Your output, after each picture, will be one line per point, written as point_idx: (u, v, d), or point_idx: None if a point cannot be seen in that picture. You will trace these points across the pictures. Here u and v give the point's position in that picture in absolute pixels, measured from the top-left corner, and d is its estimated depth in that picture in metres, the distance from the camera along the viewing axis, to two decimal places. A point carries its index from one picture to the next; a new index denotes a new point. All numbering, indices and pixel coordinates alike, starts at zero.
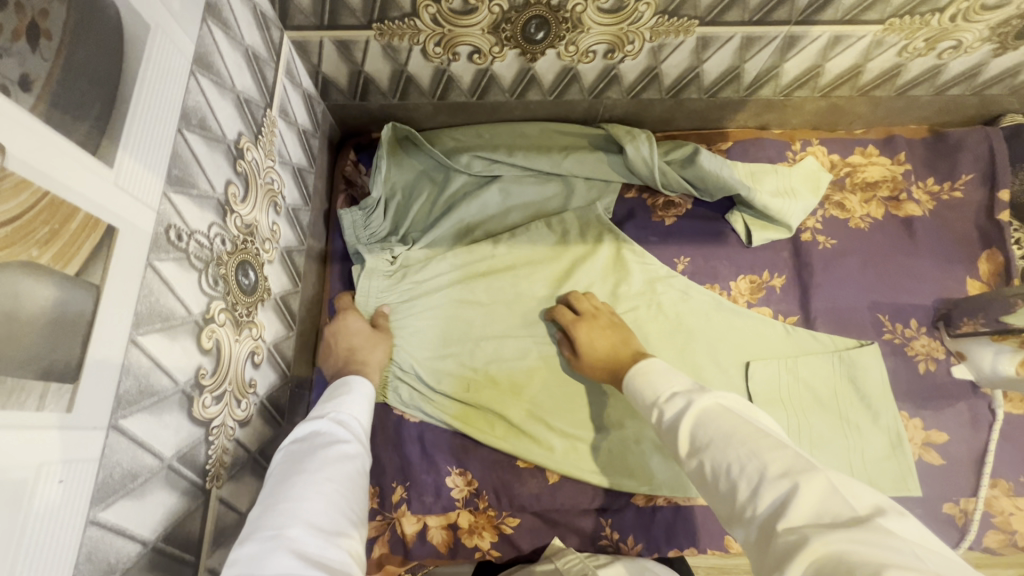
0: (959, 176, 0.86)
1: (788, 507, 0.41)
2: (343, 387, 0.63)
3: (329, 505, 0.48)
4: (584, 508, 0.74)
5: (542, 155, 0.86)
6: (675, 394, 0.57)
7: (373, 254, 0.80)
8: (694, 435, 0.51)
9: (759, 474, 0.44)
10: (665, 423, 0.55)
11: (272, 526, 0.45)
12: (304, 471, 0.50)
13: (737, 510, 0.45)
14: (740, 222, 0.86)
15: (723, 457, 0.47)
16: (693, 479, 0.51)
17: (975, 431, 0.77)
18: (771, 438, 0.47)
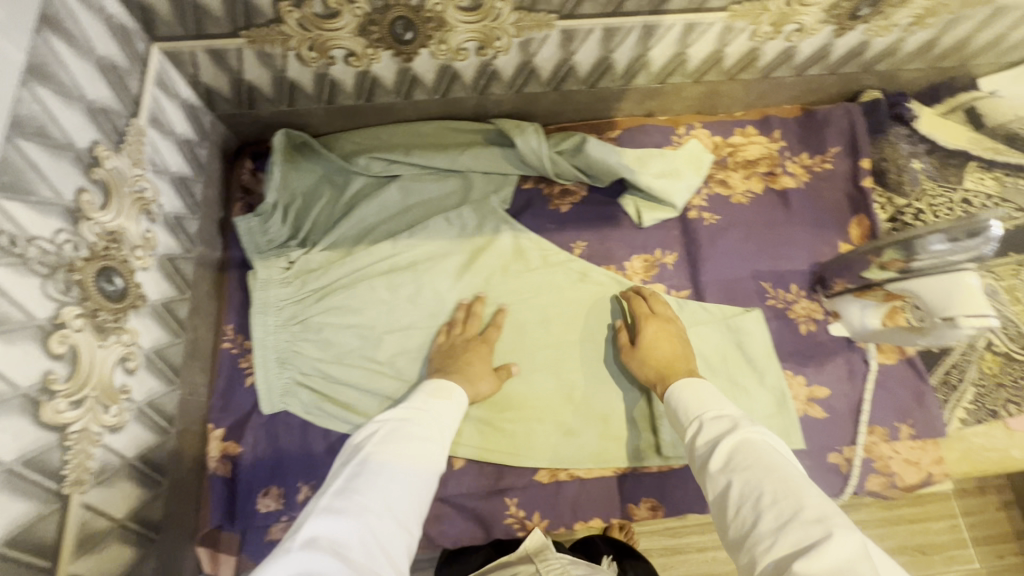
0: (828, 149, 0.92)
1: (813, 550, 0.43)
2: (446, 388, 0.69)
3: (403, 500, 0.53)
4: (490, 489, 0.76)
5: (437, 153, 0.89)
6: (722, 415, 0.59)
7: (269, 261, 0.81)
8: (730, 457, 0.54)
9: (792, 514, 0.46)
10: (703, 435, 0.58)
11: (353, 496, 0.51)
12: (388, 455, 0.56)
13: (751, 539, 0.47)
14: (631, 205, 0.90)
15: (758, 485, 0.49)
16: (711, 493, 0.54)
17: (852, 383, 0.82)
18: (809, 485, 0.49)
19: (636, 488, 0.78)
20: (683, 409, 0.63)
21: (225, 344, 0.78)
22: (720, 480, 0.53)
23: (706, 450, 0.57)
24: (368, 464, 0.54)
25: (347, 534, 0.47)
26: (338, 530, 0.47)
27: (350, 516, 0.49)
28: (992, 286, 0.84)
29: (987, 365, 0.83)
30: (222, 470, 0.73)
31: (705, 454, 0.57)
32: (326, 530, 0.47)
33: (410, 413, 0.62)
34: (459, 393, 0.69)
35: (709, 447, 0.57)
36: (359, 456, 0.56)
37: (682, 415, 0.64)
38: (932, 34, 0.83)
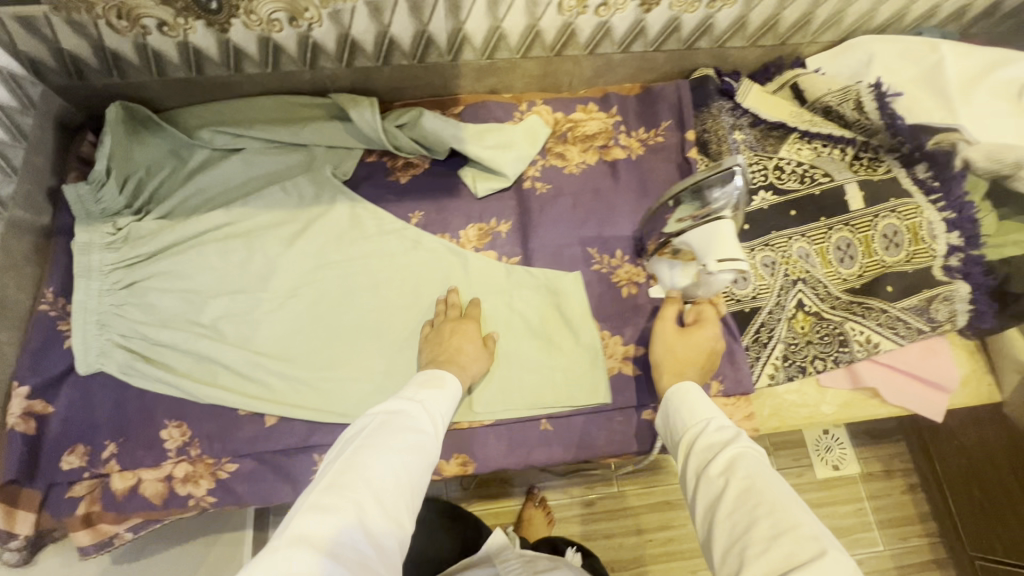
0: (661, 123, 0.96)
1: (803, 565, 0.45)
2: (439, 377, 0.69)
3: (397, 494, 0.54)
4: (300, 446, 0.77)
5: (276, 126, 0.92)
6: (723, 427, 0.61)
7: (92, 227, 0.82)
8: (733, 463, 0.56)
9: (789, 527, 0.48)
10: (704, 443, 0.61)
11: (347, 490, 0.52)
12: (378, 447, 0.56)
13: (742, 543, 0.50)
14: (468, 175, 0.93)
15: (759, 495, 0.52)
16: (703, 489, 0.57)
17: None
18: (801, 504, 0.51)
19: (448, 446, 0.79)
20: (690, 413, 0.65)
21: (42, 306, 0.79)
22: (716, 484, 0.56)
23: (703, 460, 0.59)
24: (358, 462, 0.54)
25: (348, 530, 0.48)
26: (334, 525, 0.48)
27: (347, 510, 0.50)
28: (804, 249, 0.87)
29: (799, 324, 0.85)
30: (24, 428, 0.73)
31: (704, 460, 0.60)
32: (316, 525, 0.48)
33: (404, 404, 0.63)
34: (451, 381, 0.70)
35: (709, 456, 0.59)
36: (352, 450, 0.56)
37: (680, 424, 0.66)
38: (739, 10, 0.88)
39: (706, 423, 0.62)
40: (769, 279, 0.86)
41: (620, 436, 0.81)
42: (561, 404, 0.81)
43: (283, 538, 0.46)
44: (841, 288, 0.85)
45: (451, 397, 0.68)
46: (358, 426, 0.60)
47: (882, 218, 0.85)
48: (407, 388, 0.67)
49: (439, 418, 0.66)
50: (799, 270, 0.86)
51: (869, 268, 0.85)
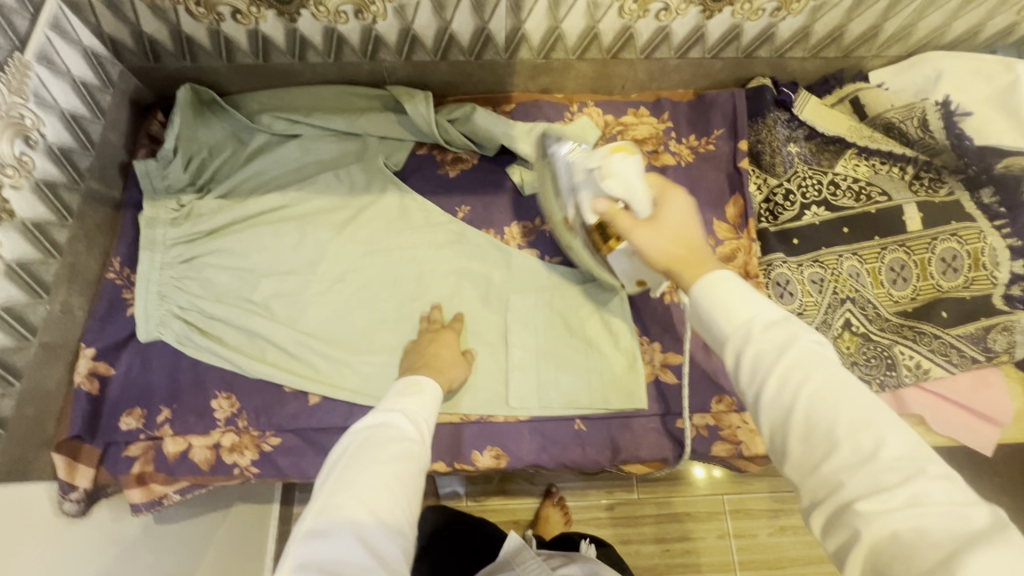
0: (713, 131, 0.95)
1: (900, 488, 0.37)
2: (416, 383, 0.69)
3: (394, 502, 0.53)
4: (340, 427, 0.80)
5: (334, 115, 0.95)
6: (773, 325, 0.46)
7: (158, 203, 0.86)
8: (794, 370, 0.44)
9: (873, 450, 0.39)
10: (749, 352, 0.46)
11: (337, 510, 0.51)
12: (363, 462, 0.55)
13: (821, 472, 0.41)
14: (517, 174, 0.94)
15: (832, 413, 0.41)
16: (761, 407, 0.45)
17: (707, 353, 0.84)
18: (879, 405, 0.42)
19: (483, 437, 0.81)
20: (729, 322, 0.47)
21: (109, 274, 0.84)
22: (780, 402, 0.44)
23: (750, 377, 0.45)
24: (341, 483, 0.54)
25: (349, 546, 0.49)
26: (332, 547, 0.48)
27: (342, 529, 0.50)
28: (854, 267, 0.85)
29: (845, 343, 0.83)
30: (89, 387, 0.78)
31: (756, 371, 0.45)
32: (317, 550, 0.48)
33: (386, 417, 0.62)
34: (429, 388, 0.70)
35: (762, 366, 0.45)
36: (338, 471, 0.56)
37: (710, 326, 0.49)
38: (803, 20, 0.86)
39: (750, 325, 0.46)
40: (817, 297, 0.84)
41: (652, 442, 0.81)
42: (597, 407, 0.81)
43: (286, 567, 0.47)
44: (891, 309, 0.84)
45: (432, 398, 0.68)
46: (341, 449, 0.59)
47: (941, 241, 0.82)
48: (388, 398, 0.66)
49: (420, 420, 0.65)
50: (848, 289, 0.84)
51: (923, 291, 0.83)
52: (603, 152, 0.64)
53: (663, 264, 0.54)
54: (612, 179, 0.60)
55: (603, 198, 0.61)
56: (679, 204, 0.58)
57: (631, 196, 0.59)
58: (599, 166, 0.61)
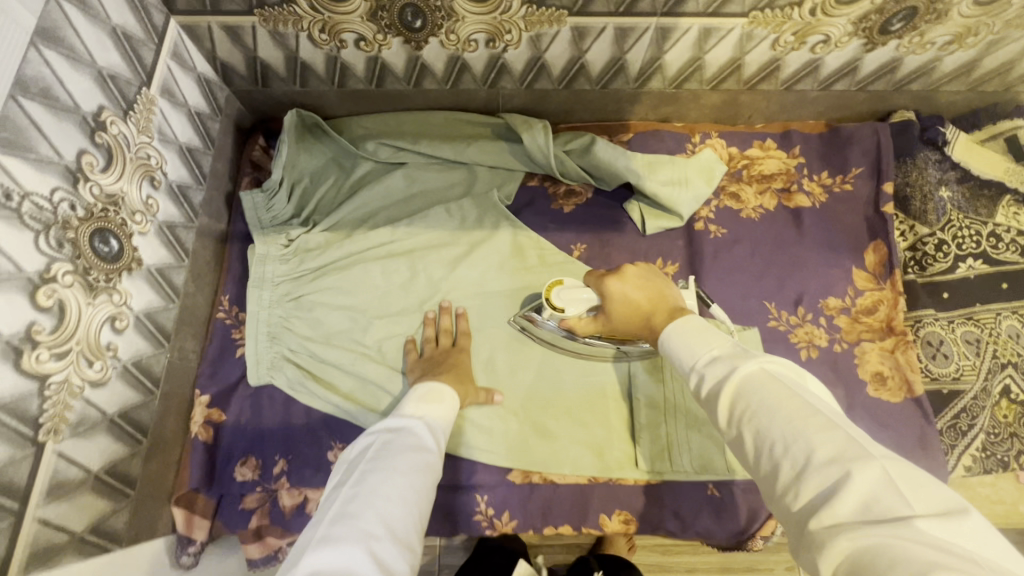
0: (850, 169, 0.88)
1: (835, 494, 0.39)
2: (437, 391, 0.68)
3: (403, 513, 0.50)
4: (461, 484, 0.77)
5: (444, 142, 0.89)
6: (715, 358, 0.54)
7: (268, 239, 0.82)
8: (734, 402, 0.50)
9: (806, 458, 0.42)
10: (703, 383, 0.54)
11: (352, 517, 0.47)
12: (382, 470, 0.52)
13: (779, 491, 0.44)
14: (636, 211, 0.89)
15: (769, 432, 0.45)
16: (735, 448, 0.50)
17: (848, 416, 0.78)
18: (817, 416, 0.45)
19: (609, 499, 0.77)
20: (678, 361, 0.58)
21: (219, 314, 0.80)
22: (732, 433, 0.49)
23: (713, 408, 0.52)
24: (360, 485, 0.51)
25: (358, 558, 0.43)
26: (342, 555, 0.43)
27: (353, 537, 0.45)
28: (1014, 328, 0.80)
29: (1002, 412, 0.79)
30: (204, 436, 0.75)
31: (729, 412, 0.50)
32: (327, 557, 0.43)
33: (402, 425, 0.60)
34: (450, 394, 0.69)
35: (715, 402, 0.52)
36: (356, 478, 0.52)
37: (677, 363, 0.59)
38: (973, 54, 0.78)
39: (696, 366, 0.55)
40: (975, 360, 0.79)
41: None
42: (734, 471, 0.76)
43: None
44: None
45: (447, 411, 0.67)
46: (358, 451, 0.56)
47: None
48: (400, 409, 0.65)
49: (439, 433, 0.63)
50: (1009, 352, 0.79)
51: None
52: (545, 300, 0.74)
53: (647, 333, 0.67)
54: (584, 295, 0.72)
55: (587, 313, 0.74)
56: (627, 281, 0.70)
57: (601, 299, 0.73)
58: (550, 310, 0.73)
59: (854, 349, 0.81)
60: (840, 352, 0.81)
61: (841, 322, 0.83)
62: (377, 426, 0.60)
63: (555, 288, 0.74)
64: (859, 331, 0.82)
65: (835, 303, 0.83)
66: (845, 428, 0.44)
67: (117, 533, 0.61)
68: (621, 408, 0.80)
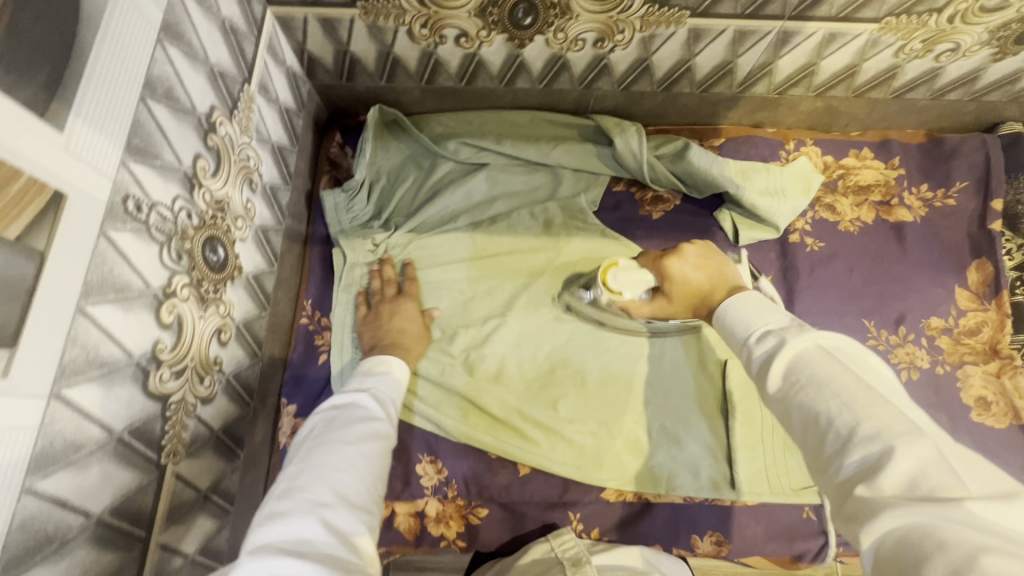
0: (954, 183, 0.85)
1: (880, 470, 0.36)
2: (383, 361, 0.64)
3: (354, 480, 0.47)
4: (553, 501, 0.74)
5: (530, 144, 0.85)
6: (770, 330, 0.47)
7: (354, 245, 0.80)
8: (783, 374, 0.44)
9: (855, 432, 0.38)
10: (747, 354, 0.47)
11: (298, 489, 0.45)
12: (327, 442, 0.50)
13: (821, 459, 0.40)
14: (728, 220, 0.85)
15: (813, 406, 0.41)
16: (774, 413, 0.45)
17: (953, 441, 0.76)
18: (871, 391, 0.40)
19: (702, 521, 0.75)
20: (730, 332, 0.50)
21: (302, 319, 0.77)
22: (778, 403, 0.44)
23: (754, 376, 0.46)
24: (304, 460, 0.48)
25: (310, 528, 0.42)
26: (292, 530, 0.42)
27: (303, 510, 0.43)
28: None
29: None
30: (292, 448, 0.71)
31: (778, 381, 0.44)
32: (276, 534, 0.41)
33: (348, 398, 0.57)
34: (398, 362, 0.65)
35: (761, 373, 0.45)
36: (302, 453, 0.50)
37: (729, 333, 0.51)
38: None
39: (747, 337, 0.48)
40: None
41: None
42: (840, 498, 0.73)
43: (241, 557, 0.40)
44: None
45: (402, 380, 0.63)
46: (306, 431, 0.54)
47: None
48: (353, 381, 0.62)
49: (390, 398, 0.60)
50: None
51: None
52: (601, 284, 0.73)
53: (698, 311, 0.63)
54: (636, 276, 0.71)
55: (641, 295, 0.71)
56: (687, 260, 0.65)
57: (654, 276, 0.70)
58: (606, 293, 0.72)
59: (956, 372, 0.79)
60: (942, 375, 0.78)
61: (943, 343, 0.80)
62: (327, 401, 0.57)
63: (612, 269, 0.73)
64: (961, 354, 0.79)
65: (937, 323, 0.80)
66: (902, 406, 0.39)
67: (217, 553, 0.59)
68: (717, 428, 0.76)
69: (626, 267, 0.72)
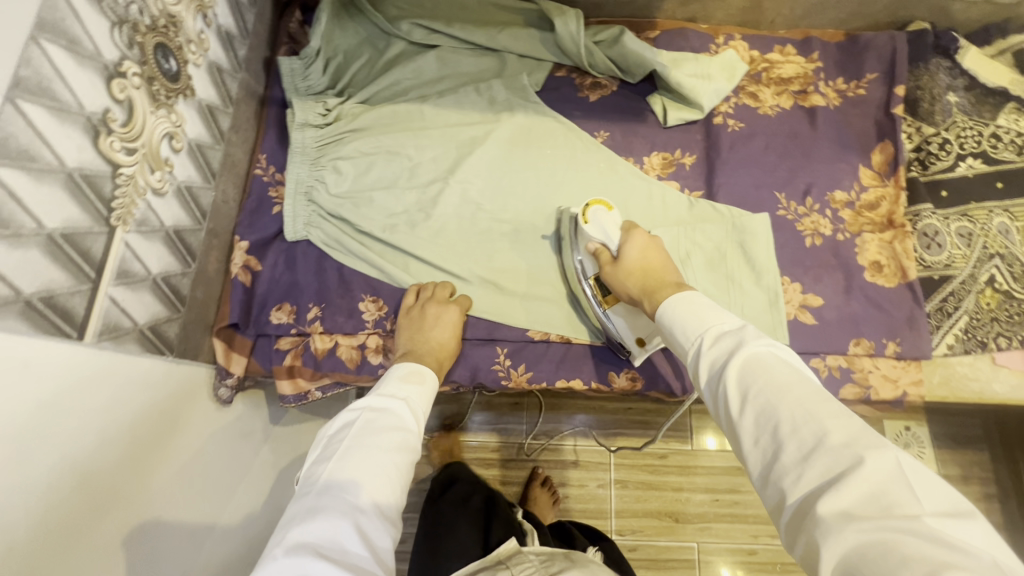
0: (864, 75, 0.92)
1: (844, 477, 0.41)
2: (421, 372, 0.69)
3: (381, 492, 0.54)
4: (483, 339, 0.82)
5: (477, 27, 0.92)
6: (723, 336, 0.55)
7: (305, 105, 0.85)
8: (743, 383, 0.50)
9: (815, 441, 0.43)
10: (706, 357, 0.54)
11: (339, 491, 0.52)
12: (362, 449, 0.56)
13: (775, 470, 0.45)
14: (658, 103, 0.92)
15: (775, 416, 0.46)
16: (733, 425, 0.50)
17: (848, 293, 0.84)
18: (826, 404, 0.46)
19: (621, 359, 0.82)
20: (682, 334, 0.59)
21: (257, 171, 0.83)
22: (733, 409, 0.50)
23: (712, 381, 0.53)
24: (344, 460, 0.55)
25: (344, 532, 0.49)
26: (329, 530, 0.48)
27: (341, 513, 0.50)
28: (1005, 224, 0.83)
29: (985, 300, 0.83)
30: (243, 278, 0.78)
31: (739, 389, 0.50)
32: (314, 531, 0.48)
33: (384, 402, 0.62)
34: (430, 376, 0.70)
35: (718, 372, 0.53)
36: (340, 452, 0.56)
37: (681, 339, 0.59)
38: None
39: (703, 340, 0.56)
40: (965, 250, 0.84)
41: None
42: None
43: (281, 549, 0.46)
44: None
45: (432, 389, 0.69)
46: (339, 424, 0.59)
47: None
48: (388, 381, 0.67)
49: (419, 412, 0.65)
50: (997, 245, 0.83)
51: None
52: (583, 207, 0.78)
53: (640, 284, 0.70)
54: (610, 224, 0.76)
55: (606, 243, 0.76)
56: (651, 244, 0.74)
57: (617, 239, 0.75)
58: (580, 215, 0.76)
59: (855, 239, 0.87)
60: (842, 241, 0.86)
61: (846, 215, 0.88)
62: (361, 401, 0.62)
63: (598, 207, 0.78)
64: (861, 224, 0.87)
65: (841, 197, 0.88)
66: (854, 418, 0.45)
67: (169, 341, 0.66)
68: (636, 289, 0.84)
69: (611, 216, 0.77)
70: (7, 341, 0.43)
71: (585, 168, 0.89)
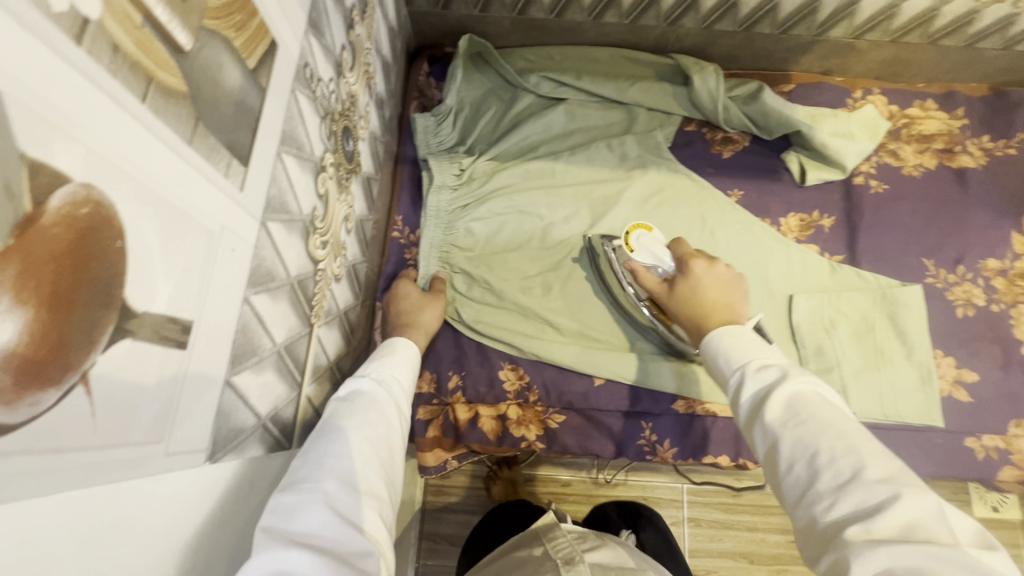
0: (1016, 134, 0.88)
1: (878, 513, 0.37)
2: (389, 346, 0.61)
3: (362, 470, 0.45)
4: (628, 411, 0.79)
5: (609, 82, 0.89)
6: (769, 365, 0.50)
7: (442, 166, 0.84)
8: (787, 409, 0.45)
9: (852, 472, 0.39)
10: (747, 386, 0.49)
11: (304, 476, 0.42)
12: (331, 432, 0.47)
13: (806, 498, 0.41)
14: (796, 161, 0.89)
15: (811, 442, 0.42)
16: (765, 447, 0.46)
17: (1005, 369, 0.80)
18: (868, 442, 0.42)
19: None
20: (724, 361, 0.54)
21: (395, 233, 0.83)
22: (768, 431, 0.45)
23: (750, 408, 0.48)
24: (314, 445, 0.46)
25: (316, 517, 0.40)
26: (296, 519, 0.39)
27: (309, 496, 0.41)
28: None
29: None
30: None
31: (783, 414, 0.45)
32: (282, 519, 0.39)
33: (355, 386, 0.53)
34: (404, 345, 0.62)
35: (760, 397, 0.48)
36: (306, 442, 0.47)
37: (722, 366, 0.55)
38: None
39: (747, 368, 0.51)
40: None
41: (939, 459, 0.77)
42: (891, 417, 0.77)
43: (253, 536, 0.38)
44: None
45: (407, 360, 0.60)
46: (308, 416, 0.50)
47: None
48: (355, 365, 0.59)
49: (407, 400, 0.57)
50: None
51: None
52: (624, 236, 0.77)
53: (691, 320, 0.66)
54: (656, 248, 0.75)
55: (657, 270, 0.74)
56: (711, 271, 0.68)
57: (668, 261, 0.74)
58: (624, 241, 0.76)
59: (1011, 310, 0.82)
60: (997, 312, 0.82)
61: (999, 284, 0.83)
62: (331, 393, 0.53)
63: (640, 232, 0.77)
64: (1017, 294, 0.83)
65: (994, 265, 0.84)
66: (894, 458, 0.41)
67: None
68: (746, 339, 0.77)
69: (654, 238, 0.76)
70: (250, 470, 0.42)
71: (726, 228, 0.86)
